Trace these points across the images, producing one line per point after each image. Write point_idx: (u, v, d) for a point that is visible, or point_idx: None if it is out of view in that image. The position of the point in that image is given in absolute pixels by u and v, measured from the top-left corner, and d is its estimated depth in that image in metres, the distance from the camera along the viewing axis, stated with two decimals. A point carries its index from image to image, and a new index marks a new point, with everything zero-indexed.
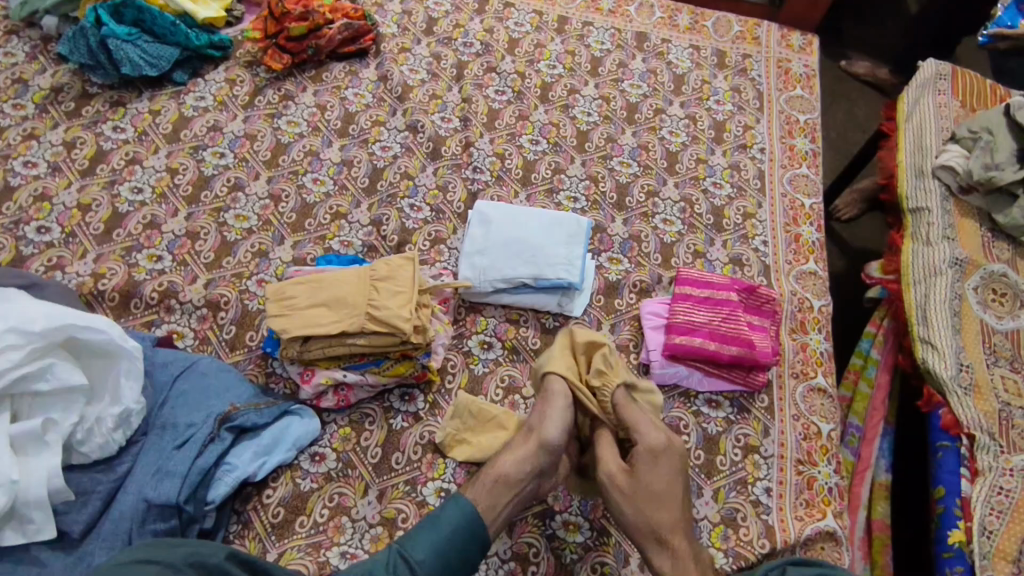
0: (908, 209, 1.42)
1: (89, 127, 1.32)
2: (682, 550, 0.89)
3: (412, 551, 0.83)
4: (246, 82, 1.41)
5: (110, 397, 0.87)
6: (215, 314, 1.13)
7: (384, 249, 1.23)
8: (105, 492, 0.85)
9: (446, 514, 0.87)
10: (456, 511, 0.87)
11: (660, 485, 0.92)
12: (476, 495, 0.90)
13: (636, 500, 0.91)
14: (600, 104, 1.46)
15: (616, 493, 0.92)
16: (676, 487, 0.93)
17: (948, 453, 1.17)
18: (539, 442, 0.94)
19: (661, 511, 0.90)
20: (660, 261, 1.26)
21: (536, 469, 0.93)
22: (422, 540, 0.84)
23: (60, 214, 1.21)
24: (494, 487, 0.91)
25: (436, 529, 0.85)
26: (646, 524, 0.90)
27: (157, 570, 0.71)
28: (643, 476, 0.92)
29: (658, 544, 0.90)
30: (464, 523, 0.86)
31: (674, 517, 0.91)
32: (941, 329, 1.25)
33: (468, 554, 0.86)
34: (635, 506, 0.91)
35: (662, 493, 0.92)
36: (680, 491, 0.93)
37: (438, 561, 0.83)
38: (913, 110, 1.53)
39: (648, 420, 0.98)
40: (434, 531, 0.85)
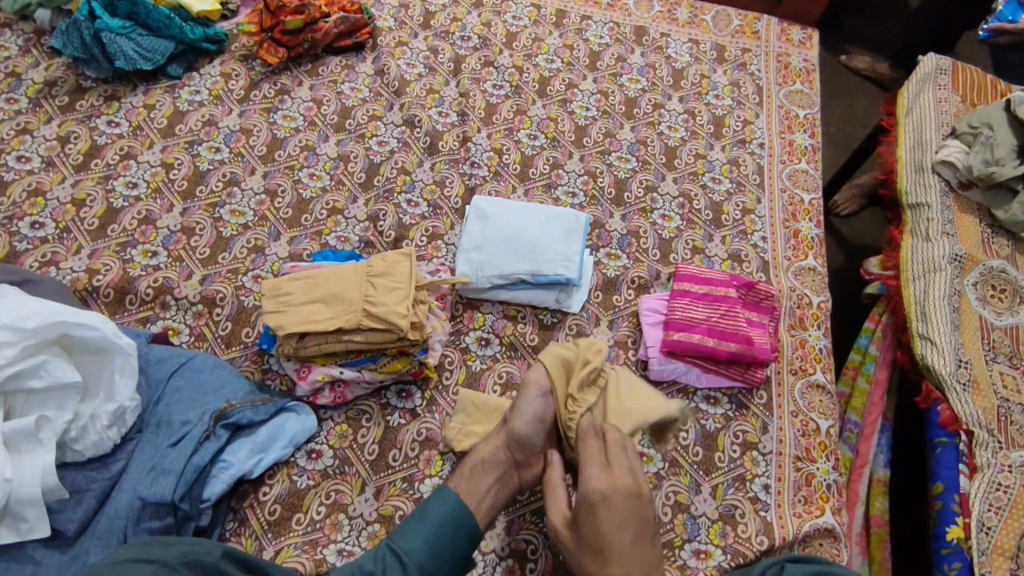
0: (907, 205, 1.41)
1: (83, 122, 1.31)
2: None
3: (401, 543, 0.83)
4: (242, 76, 1.40)
5: (104, 394, 0.86)
6: (211, 311, 1.12)
7: (381, 244, 1.22)
8: (100, 490, 0.84)
9: (433, 507, 0.87)
10: (444, 503, 0.87)
11: (603, 533, 0.83)
12: (457, 485, 0.91)
13: (580, 549, 0.85)
14: (598, 99, 1.45)
15: (566, 539, 0.87)
16: (624, 534, 0.83)
17: (947, 449, 1.17)
18: (508, 436, 0.95)
19: (607, 562, 0.82)
20: (658, 257, 1.26)
21: (512, 456, 0.95)
22: (410, 532, 0.84)
23: (54, 209, 1.20)
24: (472, 473, 0.92)
25: (424, 521, 0.85)
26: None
27: (152, 569, 0.71)
28: (584, 523, 0.85)
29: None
30: (452, 515, 0.86)
31: (621, 570, 0.81)
32: (940, 325, 1.25)
33: (459, 547, 0.85)
34: (582, 554, 0.84)
35: (606, 541, 0.82)
36: (632, 539, 0.83)
37: (428, 553, 0.83)
38: (913, 105, 1.52)
39: (597, 461, 0.90)
40: (421, 524, 0.85)
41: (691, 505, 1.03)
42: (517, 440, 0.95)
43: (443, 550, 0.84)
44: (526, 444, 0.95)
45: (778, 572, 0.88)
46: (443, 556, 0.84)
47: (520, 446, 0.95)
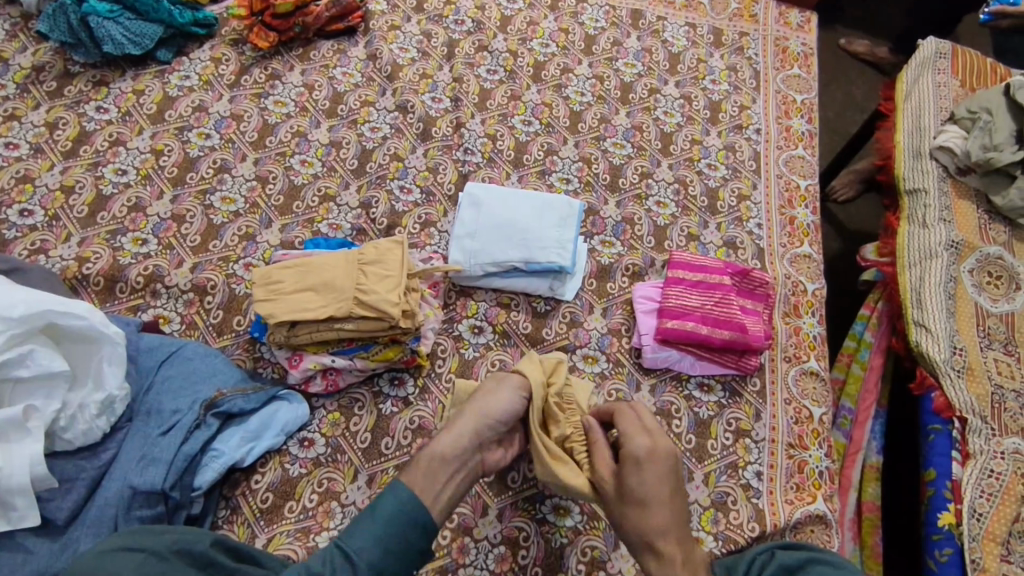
0: (904, 191, 1.40)
1: (71, 108, 1.29)
2: (670, 553, 0.82)
3: (351, 542, 0.77)
4: (233, 61, 1.38)
5: (92, 383, 0.86)
6: (202, 298, 1.11)
7: (373, 232, 1.21)
8: (90, 479, 0.85)
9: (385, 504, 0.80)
10: (396, 499, 0.80)
11: (646, 488, 0.85)
12: (412, 477, 0.84)
13: (624, 504, 0.86)
14: (593, 84, 1.43)
15: (607, 495, 0.88)
16: (665, 488, 0.86)
17: (940, 436, 1.17)
18: (477, 417, 0.89)
19: (649, 513, 0.84)
20: (653, 245, 1.25)
21: (477, 440, 0.89)
22: (358, 533, 0.78)
23: (43, 197, 1.19)
24: (431, 466, 0.84)
25: (375, 520, 0.79)
26: (635, 529, 0.85)
27: (141, 559, 0.71)
28: (628, 479, 0.86)
29: (649, 548, 0.84)
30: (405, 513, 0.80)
31: (664, 521, 0.84)
32: (935, 311, 1.24)
33: (414, 542, 0.80)
34: (623, 509, 0.86)
35: (648, 496, 0.85)
36: (670, 492, 0.86)
37: (380, 552, 0.77)
38: (912, 90, 1.51)
39: (639, 424, 0.91)
40: (371, 521, 0.78)
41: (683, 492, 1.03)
42: (488, 424, 0.89)
43: (397, 548, 0.78)
44: (496, 424, 0.90)
45: (768, 559, 0.88)
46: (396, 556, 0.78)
47: (489, 428, 0.90)
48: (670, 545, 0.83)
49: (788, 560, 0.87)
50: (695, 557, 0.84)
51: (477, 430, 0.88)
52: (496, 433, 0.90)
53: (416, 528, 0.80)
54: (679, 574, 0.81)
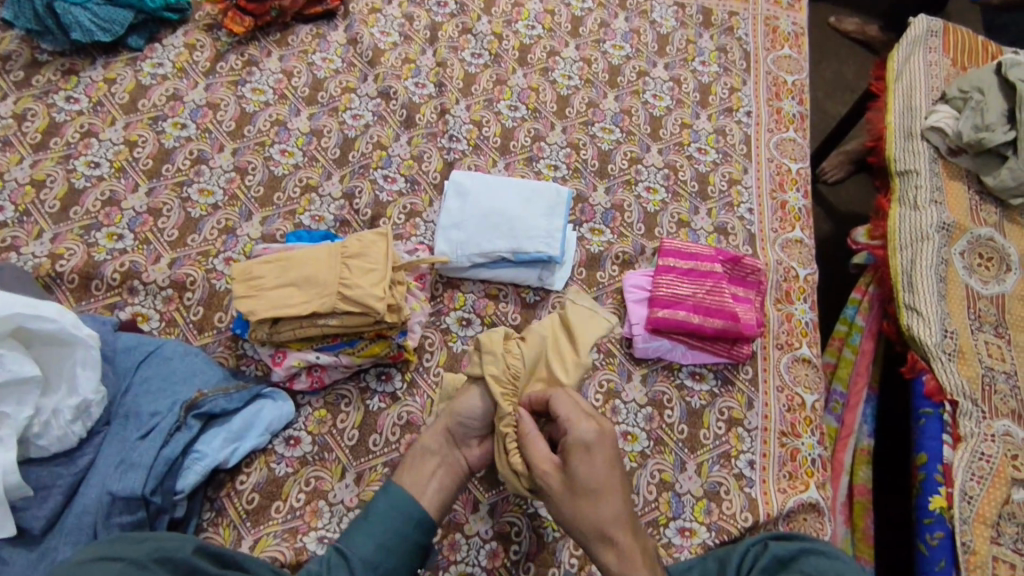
0: (895, 172, 1.38)
1: (39, 98, 1.25)
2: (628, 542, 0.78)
3: (350, 545, 0.81)
4: (207, 47, 1.34)
5: (65, 388, 0.83)
6: (181, 295, 1.08)
7: (357, 223, 1.18)
8: (66, 486, 0.82)
9: (375, 504, 0.85)
10: (388, 497, 0.85)
11: (592, 479, 0.79)
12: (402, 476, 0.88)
13: (573, 498, 0.79)
14: (581, 67, 1.40)
15: (555, 491, 0.80)
16: (615, 476, 0.80)
17: (931, 419, 1.16)
18: (452, 419, 0.90)
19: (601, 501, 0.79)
20: (643, 232, 1.23)
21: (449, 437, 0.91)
22: (355, 533, 0.82)
23: (12, 191, 1.15)
24: (415, 462, 0.89)
25: (370, 522, 0.83)
26: (589, 523, 0.78)
27: (120, 568, 0.69)
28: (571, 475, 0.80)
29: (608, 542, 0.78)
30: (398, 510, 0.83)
31: (618, 510, 0.79)
32: (927, 295, 1.23)
33: (412, 538, 0.83)
34: (575, 506, 0.79)
35: (597, 487, 0.79)
36: (620, 480, 0.81)
37: (374, 548, 0.81)
38: (902, 69, 1.48)
39: (578, 408, 0.84)
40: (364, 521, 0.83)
41: (676, 483, 1.02)
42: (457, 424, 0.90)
43: (394, 544, 0.82)
44: (469, 422, 0.90)
45: (762, 550, 0.88)
46: (390, 553, 0.81)
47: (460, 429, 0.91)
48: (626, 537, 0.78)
49: (781, 551, 0.86)
50: (650, 546, 0.80)
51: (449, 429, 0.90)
52: (470, 429, 0.91)
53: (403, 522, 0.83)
54: (639, 564, 0.77)
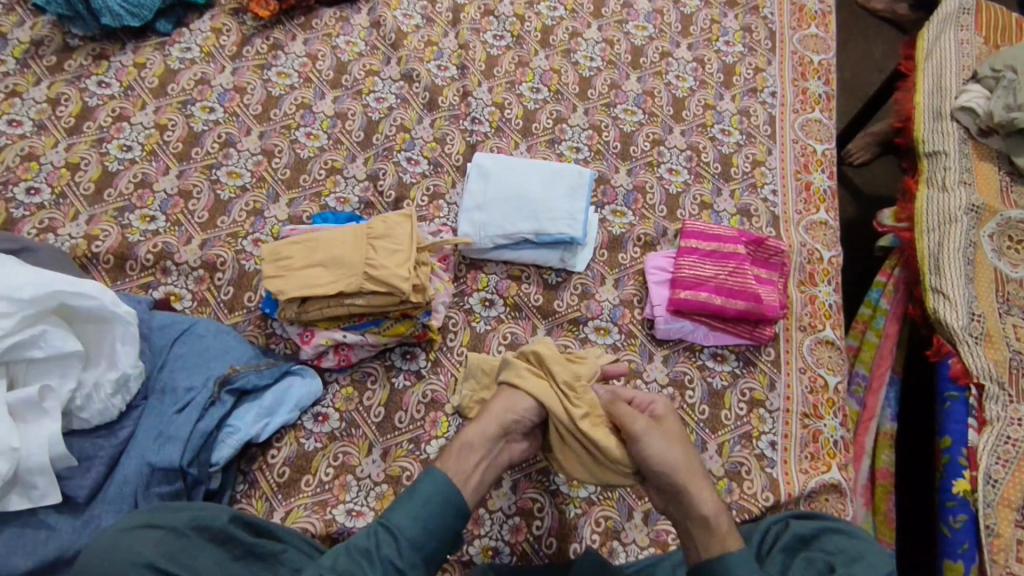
0: (924, 153, 1.36)
1: (72, 83, 1.28)
2: (714, 511, 0.82)
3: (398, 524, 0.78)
4: (233, 31, 1.35)
5: (106, 362, 0.86)
6: (212, 275, 1.11)
7: (382, 205, 1.20)
8: (107, 457, 0.86)
9: (420, 487, 0.81)
10: (437, 483, 0.81)
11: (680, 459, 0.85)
12: (445, 462, 0.84)
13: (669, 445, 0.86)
14: (603, 48, 1.39)
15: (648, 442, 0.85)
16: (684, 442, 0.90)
17: (957, 402, 1.16)
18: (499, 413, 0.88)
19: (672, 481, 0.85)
20: (665, 214, 1.23)
21: (502, 431, 0.87)
22: (401, 508, 0.79)
23: (49, 173, 1.18)
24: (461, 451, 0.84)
25: (415, 504, 0.80)
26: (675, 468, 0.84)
27: (161, 536, 0.73)
28: (656, 451, 0.84)
29: (687, 512, 0.83)
30: (444, 495, 0.80)
31: (705, 489, 0.84)
32: (954, 278, 1.22)
33: (451, 524, 0.81)
34: (661, 477, 0.84)
35: (682, 468, 0.84)
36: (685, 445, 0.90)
37: (419, 530, 0.78)
38: (932, 48, 1.45)
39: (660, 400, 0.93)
40: (412, 503, 0.79)
41: None
42: (511, 420, 0.88)
43: (435, 529, 0.79)
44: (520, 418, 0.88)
45: (783, 529, 0.89)
46: (434, 535, 0.79)
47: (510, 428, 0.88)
48: (710, 510, 0.83)
49: (801, 529, 0.88)
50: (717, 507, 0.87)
51: (503, 426, 0.87)
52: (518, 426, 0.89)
53: (449, 508, 0.80)
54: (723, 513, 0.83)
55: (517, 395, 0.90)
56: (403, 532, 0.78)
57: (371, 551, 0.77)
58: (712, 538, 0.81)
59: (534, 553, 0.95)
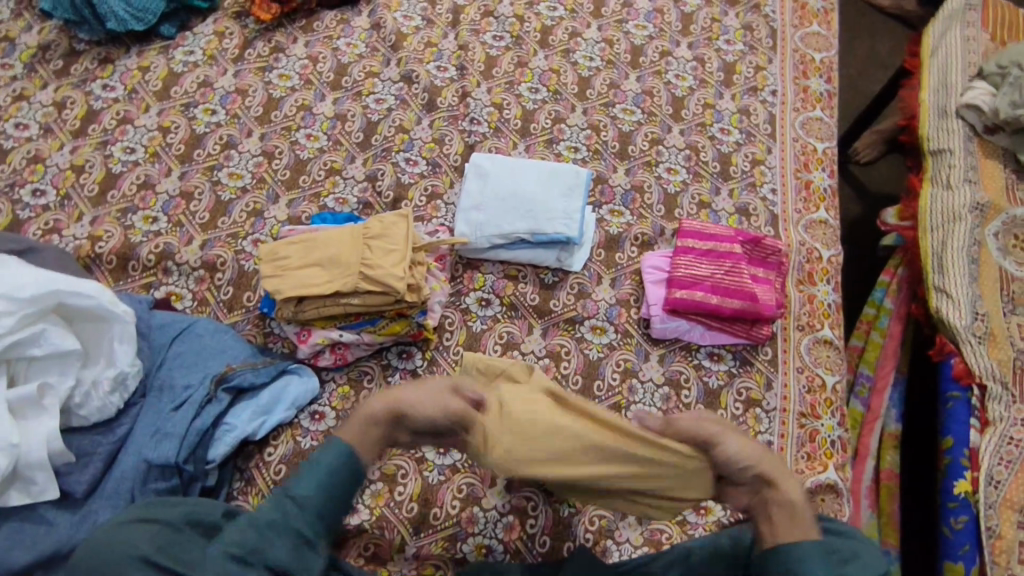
0: (928, 151, 1.35)
1: (78, 86, 1.30)
2: (801, 502, 0.81)
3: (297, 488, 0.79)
4: (236, 34, 1.37)
5: (104, 360, 0.88)
6: (212, 275, 1.13)
7: (380, 206, 1.20)
8: (105, 454, 0.88)
9: (320, 461, 0.80)
10: (337, 453, 0.81)
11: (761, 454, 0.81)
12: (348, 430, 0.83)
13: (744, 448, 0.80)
14: (602, 48, 1.39)
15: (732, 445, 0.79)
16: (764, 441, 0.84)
17: (959, 403, 1.14)
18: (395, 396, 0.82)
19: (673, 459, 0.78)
20: (663, 213, 1.23)
21: (395, 414, 0.82)
22: (304, 480, 0.79)
23: (54, 175, 1.21)
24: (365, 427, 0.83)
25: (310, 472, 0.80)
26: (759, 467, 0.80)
27: (159, 529, 0.75)
28: (738, 454, 0.79)
29: (772, 505, 0.80)
30: (348, 466, 0.81)
31: (791, 478, 0.81)
32: (957, 276, 1.21)
33: (351, 492, 0.82)
34: (750, 476, 0.80)
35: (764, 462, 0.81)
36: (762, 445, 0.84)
37: (324, 498, 0.79)
38: (938, 45, 1.44)
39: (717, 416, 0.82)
40: (314, 472, 0.80)
41: None
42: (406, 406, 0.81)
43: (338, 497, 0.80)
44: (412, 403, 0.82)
45: None
46: (336, 504, 0.80)
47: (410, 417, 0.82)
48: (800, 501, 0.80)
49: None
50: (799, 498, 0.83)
51: (397, 411, 0.82)
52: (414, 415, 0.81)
53: (352, 475, 0.81)
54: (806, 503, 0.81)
55: (406, 393, 0.82)
56: (308, 502, 0.78)
57: (277, 522, 0.77)
58: (798, 527, 0.79)
59: (527, 552, 0.96)
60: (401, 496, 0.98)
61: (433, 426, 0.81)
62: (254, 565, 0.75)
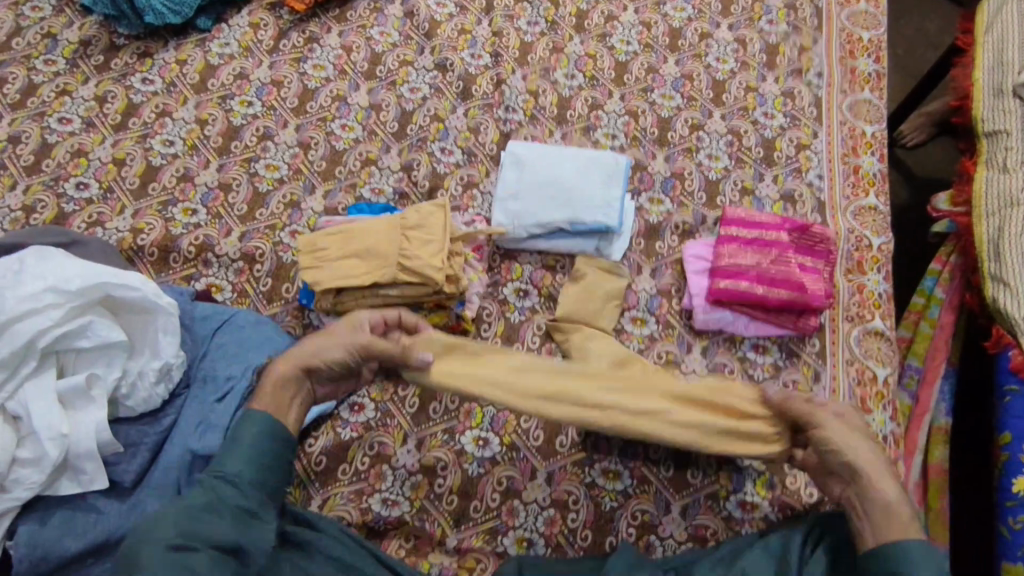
0: (982, 133, 1.28)
1: (118, 81, 1.31)
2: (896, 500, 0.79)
3: (226, 466, 0.79)
4: (271, 26, 1.37)
5: (149, 352, 0.89)
6: (251, 267, 1.13)
7: (416, 196, 1.20)
8: (152, 444, 0.88)
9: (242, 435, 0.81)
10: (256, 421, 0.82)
11: (863, 445, 0.83)
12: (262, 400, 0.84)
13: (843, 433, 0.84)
14: (640, 31, 1.35)
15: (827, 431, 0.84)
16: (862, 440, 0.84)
17: (1017, 397, 1.08)
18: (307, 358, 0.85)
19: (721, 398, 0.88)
20: (704, 201, 1.19)
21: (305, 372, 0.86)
22: (229, 456, 0.80)
23: (97, 169, 1.22)
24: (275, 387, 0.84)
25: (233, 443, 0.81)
26: (847, 462, 0.82)
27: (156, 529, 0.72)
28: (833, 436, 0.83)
29: (866, 498, 0.80)
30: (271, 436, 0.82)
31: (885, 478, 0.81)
32: (1015, 264, 1.14)
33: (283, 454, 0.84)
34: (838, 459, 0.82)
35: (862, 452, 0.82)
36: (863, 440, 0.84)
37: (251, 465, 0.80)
38: (993, 21, 1.34)
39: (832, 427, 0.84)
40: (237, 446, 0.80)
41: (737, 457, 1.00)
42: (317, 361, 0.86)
43: (269, 462, 0.82)
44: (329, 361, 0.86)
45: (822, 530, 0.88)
46: (264, 472, 0.81)
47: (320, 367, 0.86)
48: (893, 500, 0.79)
49: (833, 539, 0.86)
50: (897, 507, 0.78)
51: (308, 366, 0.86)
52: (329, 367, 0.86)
53: (278, 438, 0.83)
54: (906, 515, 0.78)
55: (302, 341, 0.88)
56: (241, 478, 0.79)
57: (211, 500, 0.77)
58: (894, 520, 0.78)
59: (569, 545, 0.95)
60: (440, 488, 0.97)
61: (343, 363, 0.87)
62: (200, 548, 0.72)
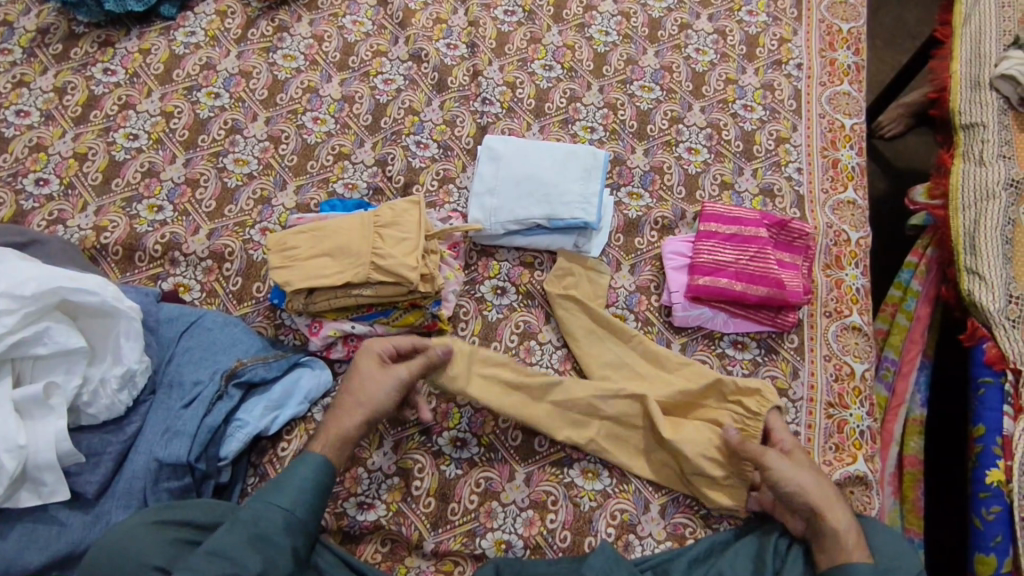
0: (959, 125, 1.27)
1: (78, 71, 1.26)
2: (843, 530, 0.86)
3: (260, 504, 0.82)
4: (238, 14, 1.32)
5: (111, 358, 0.86)
6: (220, 266, 1.10)
7: (390, 191, 1.17)
8: (116, 452, 0.86)
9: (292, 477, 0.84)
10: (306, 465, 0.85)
11: (809, 481, 0.88)
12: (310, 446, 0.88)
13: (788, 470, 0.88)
14: (619, 21, 1.33)
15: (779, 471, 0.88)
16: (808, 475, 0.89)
17: (991, 389, 1.09)
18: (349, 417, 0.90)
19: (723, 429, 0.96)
20: (684, 195, 1.18)
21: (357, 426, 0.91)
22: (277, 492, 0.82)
23: (57, 164, 1.17)
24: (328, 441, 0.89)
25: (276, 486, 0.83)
26: (800, 501, 0.87)
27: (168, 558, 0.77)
28: (784, 474, 0.88)
29: (817, 533, 0.87)
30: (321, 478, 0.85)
31: (835, 510, 0.87)
32: (990, 257, 1.15)
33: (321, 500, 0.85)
34: (795, 502, 0.87)
35: (812, 487, 0.87)
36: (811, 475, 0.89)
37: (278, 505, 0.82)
38: (972, 12, 1.33)
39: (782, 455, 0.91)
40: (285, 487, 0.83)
41: None
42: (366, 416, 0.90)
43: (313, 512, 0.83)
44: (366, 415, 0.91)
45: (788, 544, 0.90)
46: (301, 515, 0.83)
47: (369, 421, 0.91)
48: (842, 530, 0.86)
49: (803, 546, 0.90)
50: (844, 536, 0.85)
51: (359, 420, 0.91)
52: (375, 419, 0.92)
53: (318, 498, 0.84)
54: (850, 545, 0.85)
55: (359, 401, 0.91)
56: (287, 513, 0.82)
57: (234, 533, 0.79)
58: (836, 548, 0.85)
59: (548, 547, 0.93)
60: (417, 491, 0.95)
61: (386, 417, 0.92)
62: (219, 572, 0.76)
